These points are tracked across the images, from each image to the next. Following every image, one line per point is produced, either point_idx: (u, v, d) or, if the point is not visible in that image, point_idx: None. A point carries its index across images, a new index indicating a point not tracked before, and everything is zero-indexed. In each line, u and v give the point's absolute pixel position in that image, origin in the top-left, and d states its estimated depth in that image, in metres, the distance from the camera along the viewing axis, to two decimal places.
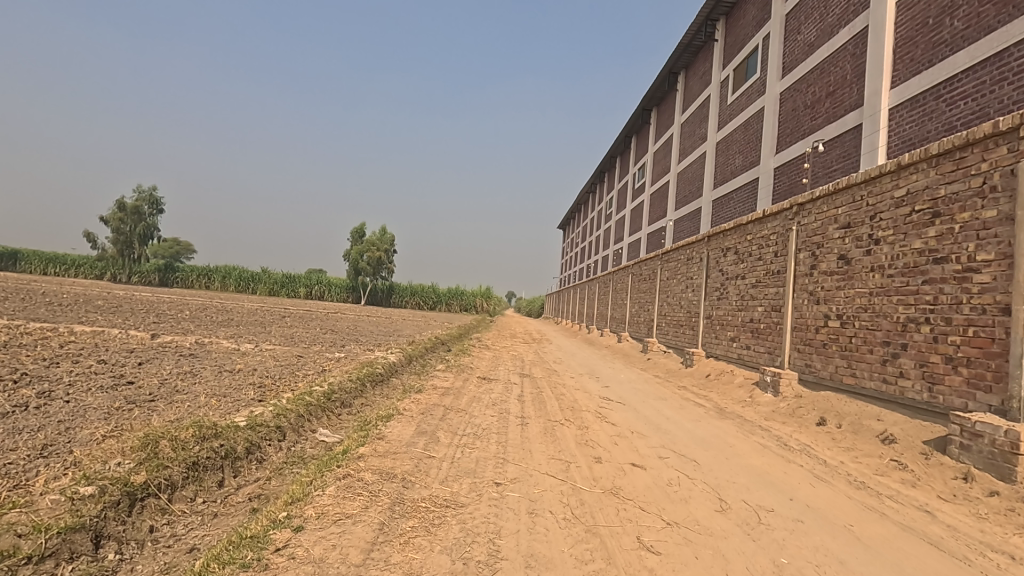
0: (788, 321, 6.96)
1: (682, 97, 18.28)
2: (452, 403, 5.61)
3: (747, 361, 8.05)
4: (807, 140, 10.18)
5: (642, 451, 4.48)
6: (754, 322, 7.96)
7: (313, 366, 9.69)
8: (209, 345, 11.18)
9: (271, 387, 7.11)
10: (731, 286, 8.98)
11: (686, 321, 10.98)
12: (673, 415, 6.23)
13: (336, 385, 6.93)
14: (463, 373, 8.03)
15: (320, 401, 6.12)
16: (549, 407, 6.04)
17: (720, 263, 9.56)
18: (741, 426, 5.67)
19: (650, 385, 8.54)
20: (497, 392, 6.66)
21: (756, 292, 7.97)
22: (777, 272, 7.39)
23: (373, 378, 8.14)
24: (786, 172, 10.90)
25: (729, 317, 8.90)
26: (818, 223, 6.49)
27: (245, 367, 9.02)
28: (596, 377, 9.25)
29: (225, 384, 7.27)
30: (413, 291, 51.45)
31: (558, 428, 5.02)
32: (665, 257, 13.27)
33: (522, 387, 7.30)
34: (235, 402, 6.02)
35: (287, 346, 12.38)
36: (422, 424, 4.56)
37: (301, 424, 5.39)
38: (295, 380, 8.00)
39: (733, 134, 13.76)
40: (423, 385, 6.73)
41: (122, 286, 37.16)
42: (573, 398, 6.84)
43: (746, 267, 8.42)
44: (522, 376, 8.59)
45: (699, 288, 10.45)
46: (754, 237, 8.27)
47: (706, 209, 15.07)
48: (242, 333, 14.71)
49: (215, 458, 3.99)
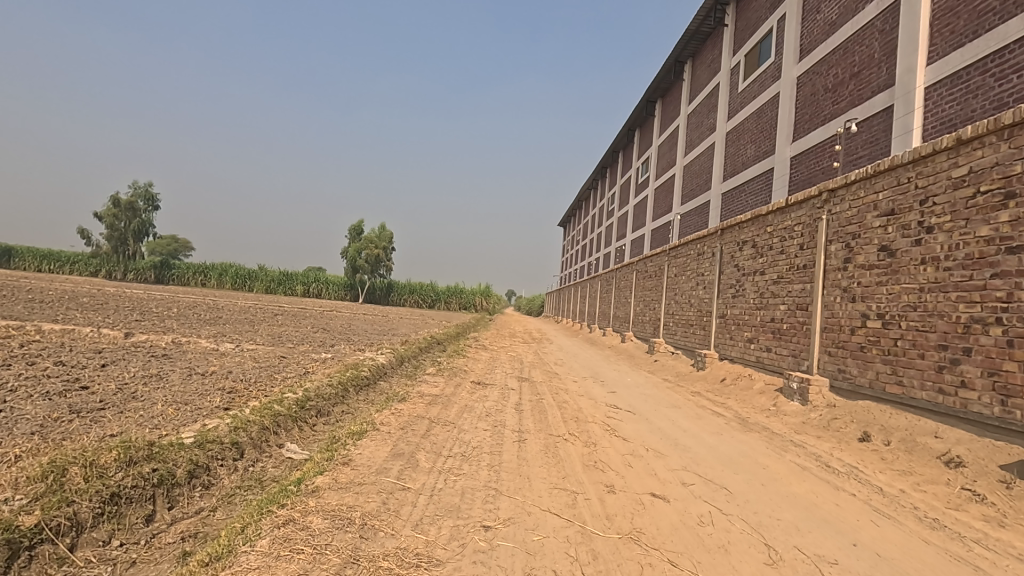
0: (816, 321, 6.24)
1: (689, 87, 17.55)
2: (439, 414, 4.90)
3: (768, 365, 7.34)
4: (828, 125, 9.46)
5: (662, 476, 3.76)
6: (775, 323, 7.26)
7: (295, 368, 8.96)
8: (187, 345, 10.44)
9: (241, 393, 6.40)
10: (748, 283, 8.27)
11: (696, 321, 10.27)
12: (691, 427, 5.51)
13: (312, 391, 6.22)
14: (456, 377, 7.33)
15: (291, 411, 5.40)
16: (550, 418, 5.34)
17: (735, 258, 8.85)
18: (771, 442, 4.96)
19: (660, 390, 7.82)
20: (491, 400, 5.95)
21: (778, 289, 7.25)
22: (803, 267, 6.69)
23: (356, 383, 7.42)
24: (804, 162, 10.18)
25: (746, 317, 8.20)
26: (854, 210, 5.77)
27: (220, 370, 8.30)
28: (601, 381, 8.54)
29: (190, 389, 6.55)
30: (412, 289, 50.81)
31: (560, 446, 4.30)
32: (673, 253, 12.55)
33: (520, 394, 6.58)
34: (195, 412, 5.31)
35: (272, 346, 11.67)
36: (399, 442, 3.84)
37: (264, 438, 4.68)
38: (271, 385, 7.28)
39: (745, 123, 13.03)
40: (409, 391, 6.01)
41: (116, 283, 36.40)
42: (577, 406, 6.13)
43: (766, 262, 7.71)
44: (521, 380, 7.87)
45: (711, 285, 9.75)
46: (775, 229, 7.55)
47: (714, 203, 14.36)
48: (227, 332, 13.97)
49: (144, 488, 3.28)
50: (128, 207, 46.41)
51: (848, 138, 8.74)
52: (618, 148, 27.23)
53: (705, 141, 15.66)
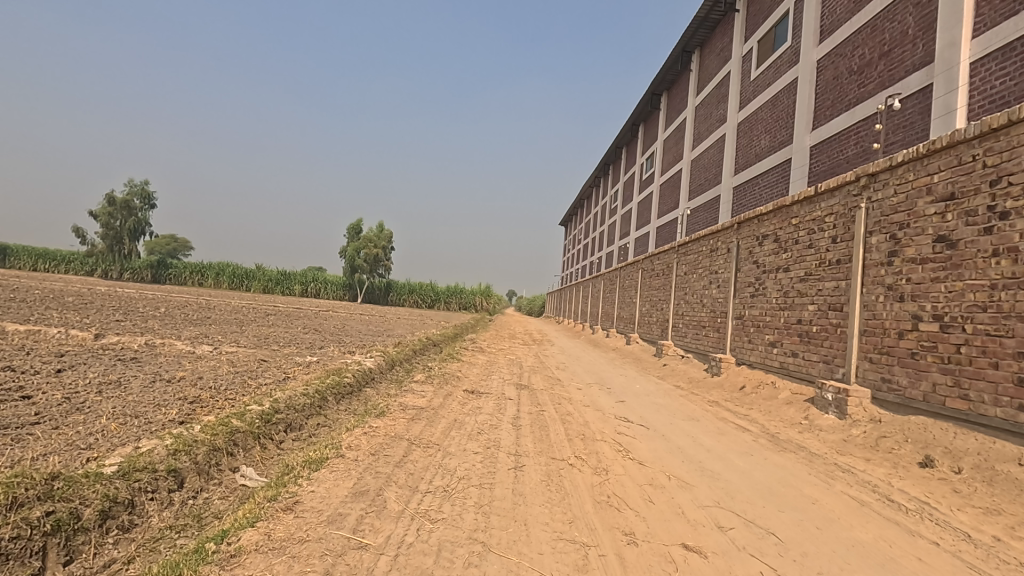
0: (853, 323, 5.51)
1: (696, 77, 16.82)
2: (421, 433, 4.16)
3: (794, 372, 6.61)
4: (854, 110, 8.72)
5: (693, 518, 3.01)
6: (802, 325, 6.54)
7: (274, 373, 8.22)
8: (161, 348, 9.68)
9: (204, 404, 5.66)
10: (769, 280, 7.53)
11: (709, 323, 9.53)
12: (715, 446, 4.76)
13: (283, 401, 5.48)
14: (446, 385, 6.58)
15: (253, 427, 4.65)
16: (552, 435, 4.60)
17: (754, 254, 8.11)
18: (812, 465, 4.22)
19: (674, 400, 7.08)
20: (484, 414, 5.21)
21: (806, 287, 6.52)
22: (836, 262, 5.96)
23: (336, 391, 6.67)
24: (827, 152, 9.45)
25: (768, 318, 7.46)
26: (901, 196, 5.03)
27: (190, 376, 7.55)
28: (608, 387, 7.80)
29: (146, 399, 5.80)
30: (412, 288, 50.14)
31: (565, 475, 3.57)
32: (682, 250, 11.81)
33: (518, 405, 5.83)
34: (141, 428, 4.58)
35: (254, 349, 10.94)
36: (366, 474, 3.10)
37: (213, 461, 3.94)
38: (242, 392, 6.54)
39: (759, 113, 12.30)
40: (390, 403, 5.24)
41: (111, 283, 35.73)
42: (583, 419, 5.39)
43: (790, 257, 6.98)
44: (519, 387, 7.13)
45: (726, 284, 9.01)
46: (802, 220, 6.80)
47: (725, 197, 13.63)
48: (210, 332, 13.25)
49: (30, 540, 2.55)
50: (123, 206, 45.75)
51: (887, 117, 7.81)
52: (621, 143, 26.48)
53: (714, 133, 14.93)
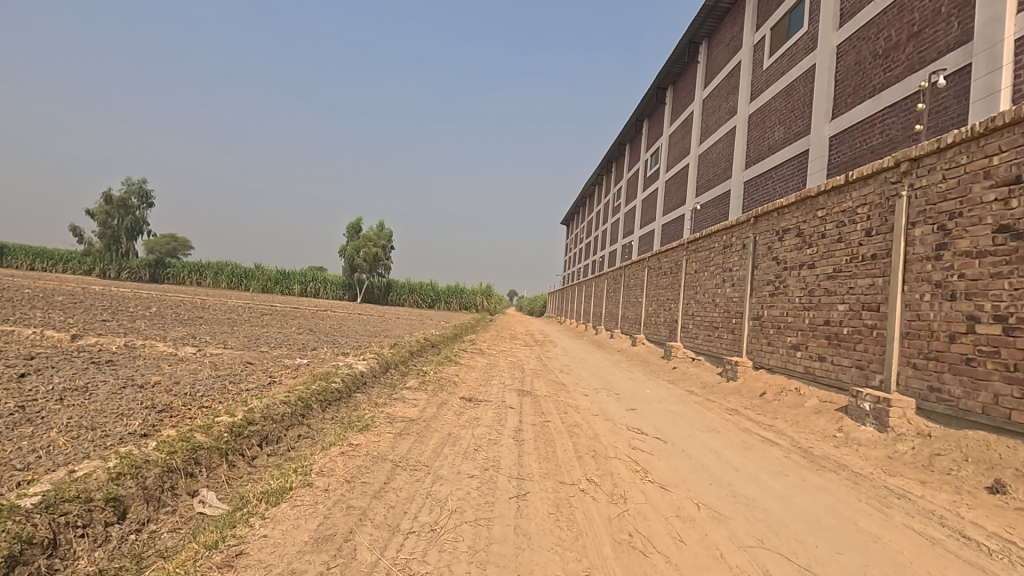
0: (892, 325, 4.96)
1: (704, 69, 16.26)
2: (409, 452, 3.60)
3: (822, 378, 6.06)
4: (880, 96, 8.15)
5: (735, 565, 2.46)
6: (831, 326, 5.99)
7: (258, 377, 7.66)
8: (141, 350, 9.10)
9: (173, 414, 5.11)
10: (791, 278, 6.99)
11: (723, 323, 8.97)
12: (744, 463, 4.20)
13: (259, 411, 4.92)
14: (441, 391, 6.01)
15: (220, 442, 4.10)
16: (559, 453, 4.03)
17: (773, 250, 7.55)
18: (859, 489, 3.66)
19: (689, 408, 6.51)
20: (482, 426, 4.64)
21: (835, 285, 5.98)
22: (871, 257, 5.41)
23: (322, 398, 6.12)
24: (848, 142, 8.89)
25: (790, 319, 6.92)
26: (951, 182, 4.47)
27: (165, 381, 6.97)
28: (616, 393, 7.25)
29: (109, 408, 5.25)
30: (412, 288, 49.61)
31: (576, 505, 3.00)
32: (691, 247, 11.24)
33: (520, 415, 5.26)
34: (92, 442, 4.04)
35: (242, 351, 10.35)
36: (334, 511, 2.53)
37: (166, 485, 3.40)
38: (218, 399, 5.98)
39: (772, 103, 11.74)
40: (376, 414, 4.67)
41: (107, 283, 35.17)
42: (593, 432, 4.83)
43: (816, 253, 6.44)
44: (521, 394, 6.57)
45: (742, 282, 8.45)
46: (830, 212, 6.24)
47: (736, 192, 13.07)
48: (198, 333, 12.66)
49: None
50: (120, 205, 45.12)
51: (932, 95, 7.03)
52: (625, 140, 25.89)
53: (723, 126, 14.37)
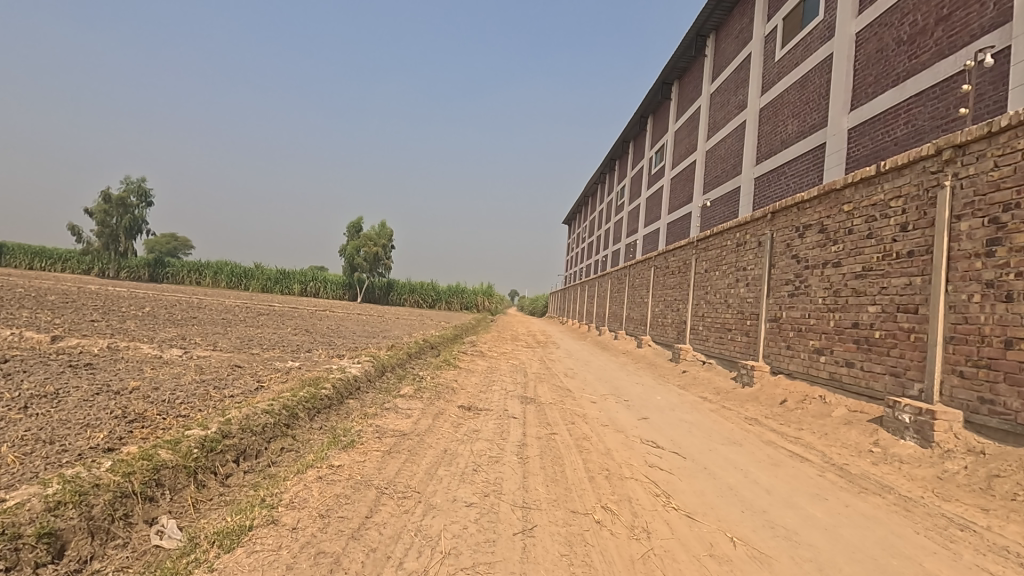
0: (933, 329, 4.50)
1: (712, 63, 15.81)
2: (398, 474, 3.14)
3: (850, 386, 5.60)
4: (905, 84, 7.69)
5: None
6: (859, 329, 5.53)
7: (244, 382, 7.20)
8: (124, 352, 8.64)
9: (145, 425, 4.66)
10: (813, 277, 6.53)
11: (736, 325, 8.53)
12: (775, 485, 3.74)
13: (237, 422, 4.47)
14: (438, 399, 5.55)
15: (188, 460, 3.66)
16: (569, 473, 3.59)
17: (792, 247, 7.10)
18: (914, 517, 3.20)
19: (705, 417, 6.06)
20: (482, 440, 4.19)
21: (865, 285, 5.52)
22: (907, 254, 4.96)
23: (310, 406, 5.66)
24: (869, 134, 8.43)
25: (812, 321, 6.46)
26: (1005, 169, 4.02)
27: (143, 388, 6.50)
28: (625, 400, 6.80)
29: (74, 418, 4.80)
30: (413, 288, 49.24)
31: (592, 543, 2.55)
32: (701, 245, 10.79)
33: (524, 427, 4.82)
34: (43, 459, 3.58)
35: (232, 353, 9.89)
36: (300, 561, 2.08)
37: (117, 514, 2.96)
38: (197, 408, 5.53)
39: (784, 96, 11.28)
40: (364, 427, 4.21)
41: (105, 283, 34.63)
42: (604, 447, 4.37)
43: (842, 250, 6.00)
44: (524, 401, 6.13)
45: (757, 282, 8.00)
46: (858, 206, 5.79)
47: (746, 189, 12.62)
48: (188, 335, 12.18)
49: None
50: None
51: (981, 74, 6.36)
52: (629, 137, 25.44)
53: (733, 121, 13.90)
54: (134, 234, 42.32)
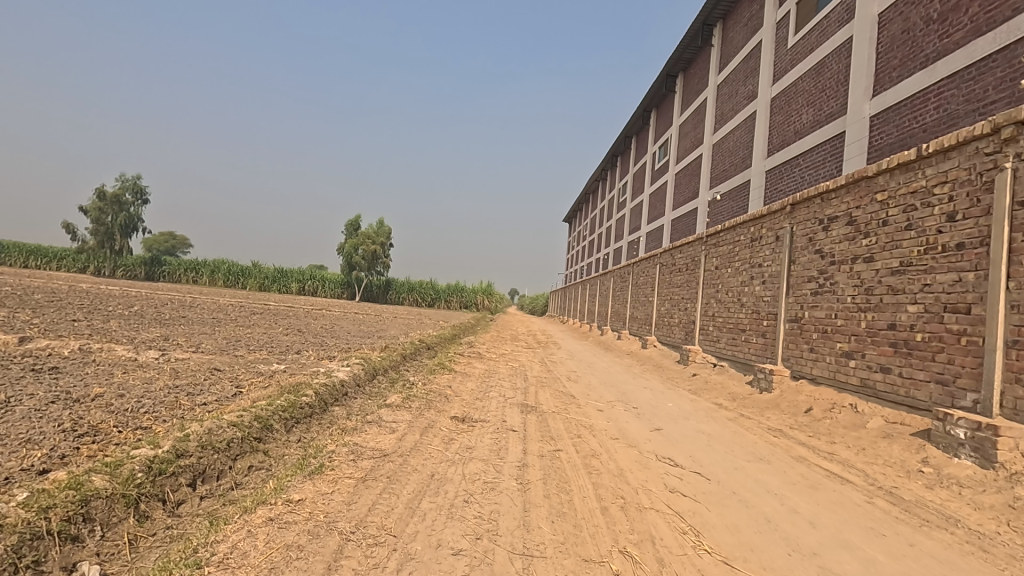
0: (991, 333, 3.94)
1: (718, 53, 15.27)
2: (369, 512, 2.57)
3: (886, 395, 5.04)
4: (936, 65, 7.13)
5: None
6: (897, 331, 4.98)
7: (221, 388, 6.64)
8: (96, 355, 8.06)
9: (93, 441, 4.10)
10: (841, 273, 5.97)
11: (751, 326, 7.98)
12: (819, 515, 3.19)
13: (195, 437, 3.90)
14: (429, 409, 5.00)
15: (127, 488, 3.09)
16: (577, 504, 3.03)
17: (816, 241, 6.54)
18: (997, 563, 2.63)
19: (723, 428, 5.50)
20: (476, 460, 3.64)
21: (904, 282, 4.96)
22: (956, 248, 4.40)
23: (288, 416, 5.10)
24: (894, 121, 7.86)
25: (839, 322, 5.90)
26: None
27: (107, 395, 5.93)
28: (634, 408, 6.25)
29: (14, 431, 4.23)
30: (411, 287, 48.65)
31: None
32: (711, 240, 10.22)
33: (524, 442, 4.26)
34: None
35: (214, 355, 9.32)
36: None
37: (22, 562, 2.41)
38: (160, 419, 4.96)
39: (798, 84, 10.73)
40: (340, 446, 3.65)
41: (100, 281, 34.01)
42: (617, 468, 3.82)
43: (875, 244, 5.44)
44: (524, 410, 5.57)
45: (775, 279, 7.45)
46: (894, 194, 5.22)
47: (757, 182, 12.06)
48: (172, 335, 11.58)
49: None
50: None
51: None
52: (631, 133, 24.85)
53: (741, 112, 13.33)
54: (130, 232, 41.70)
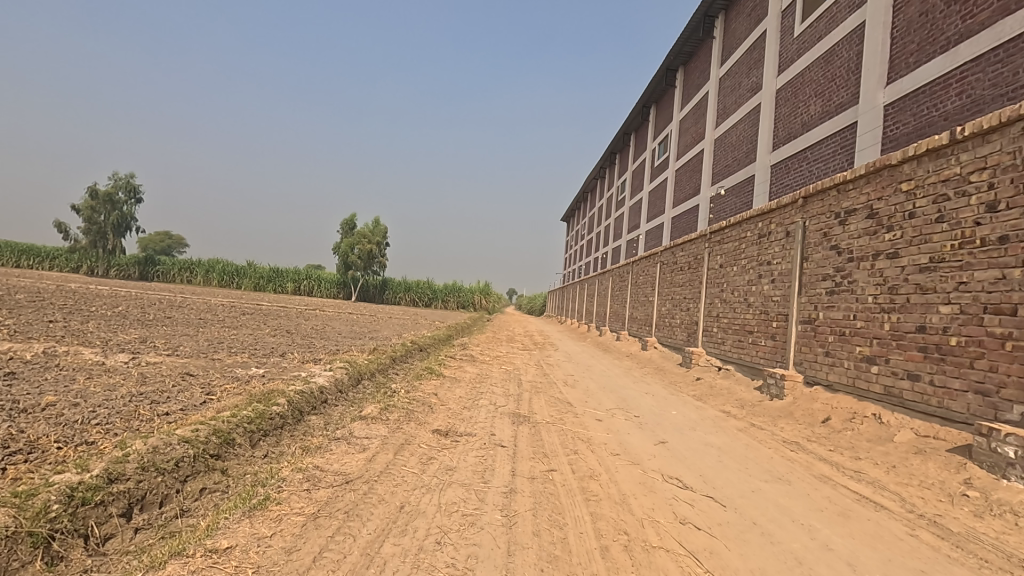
0: None
1: (721, 44, 14.80)
2: (313, 566, 2.07)
3: (915, 405, 4.55)
4: (959, 47, 6.65)
5: None
6: (926, 335, 4.50)
7: (190, 395, 6.12)
8: (61, 359, 7.52)
9: (19, 461, 3.57)
10: (861, 271, 5.48)
11: (759, 327, 7.50)
12: (857, 554, 2.71)
13: (133, 458, 3.38)
14: (409, 422, 4.49)
15: (36, 524, 2.58)
16: (572, 544, 2.54)
17: (832, 236, 6.06)
18: None
19: (735, 441, 5.02)
20: (457, 486, 3.14)
21: (935, 279, 4.47)
22: (998, 241, 3.93)
23: (254, 428, 4.58)
24: (911, 109, 7.39)
25: (859, 324, 5.41)
26: None
27: (61, 403, 5.41)
28: (636, 417, 5.75)
29: None
30: (408, 287, 48.04)
31: None
32: (715, 237, 9.73)
33: (514, 460, 3.77)
34: None
35: (190, 358, 8.77)
36: None
37: None
38: (108, 432, 4.43)
39: (805, 73, 10.26)
40: (298, 470, 3.14)
41: (91, 282, 33.39)
42: (618, 493, 3.32)
43: (900, 239, 4.96)
44: (516, 421, 5.07)
45: (786, 277, 6.97)
46: (924, 183, 4.73)
47: (762, 177, 11.58)
48: (151, 337, 11.03)
49: None
50: None
51: None
52: (630, 129, 24.35)
53: (745, 105, 12.86)
54: (123, 231, 41.05)
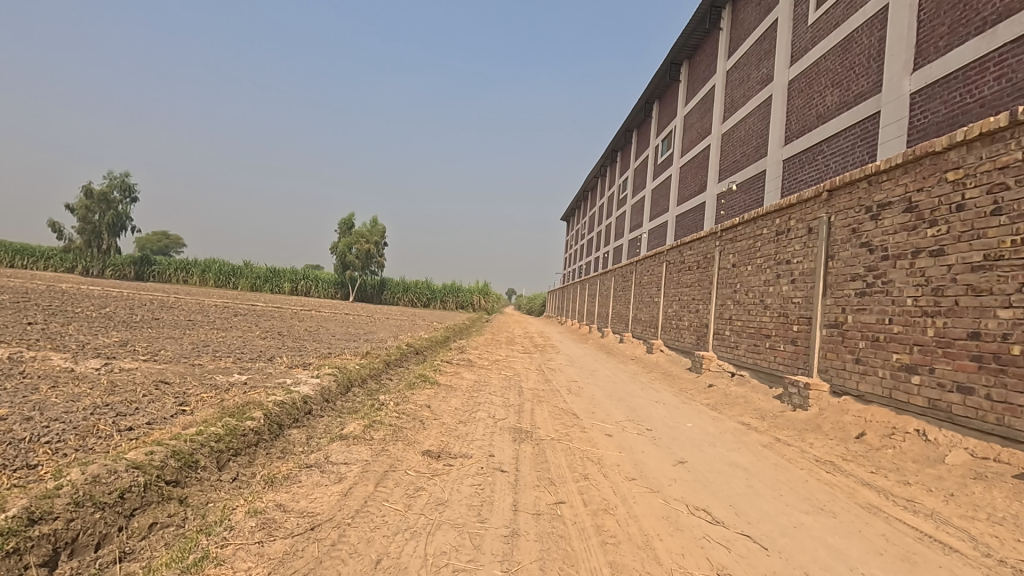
0: None
1: (728, 36, 14.28)
2: None
3: (968, 422, 4.02)
4: (998, 28, 6.13)
5: None
6: (980, 343, 3.98)
7: (160, 406, 5.58)
8: (27, 366, 6.97)
9: None
10: (898, 269, 4.95)
11: (778, 331, 6.97)
12: None
13: (62, 492, 2.83)
14: (396, 442, 3.97)
15: None
16: None
17: (862, 232, 5.53)
18: None
19: (762, 460, 4.50)
20: (448, 528, 2.61)
21: (992, 280, 3.95)
22: None
23: (222, 447, 4.03)
24: (940, 96, 6.87)
25: (897, 329, 4.88)
26: None
27: (14, 417, 4.86)
28: (650, 431, 5.22)
29: None
30: (407, 287, 47.53)
31: None
32: (727, 234, 9.20)
33: (517, 490, 3.24)
34: None
35: (169, 364, 8.23)
36: None
37: None
38: (54, 453, 3.88)
39: (821, 62, 9.74)
40: (256, 511, 2.58)
41: (86, 282, 32.79)
42: (640, 534, 2.80)
43: (946, 234, 4.44)
44: (517, 437, 4.55)
45: (808, 277, 6.45)
46: (977, 172, 4.20)
47: (773, 172, 11.06)
48: (133, 340, 10.47)
49: None
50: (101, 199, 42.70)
51: None
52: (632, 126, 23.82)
53: (754, 98, 12.34)
54: (118, 231, 40.43)
